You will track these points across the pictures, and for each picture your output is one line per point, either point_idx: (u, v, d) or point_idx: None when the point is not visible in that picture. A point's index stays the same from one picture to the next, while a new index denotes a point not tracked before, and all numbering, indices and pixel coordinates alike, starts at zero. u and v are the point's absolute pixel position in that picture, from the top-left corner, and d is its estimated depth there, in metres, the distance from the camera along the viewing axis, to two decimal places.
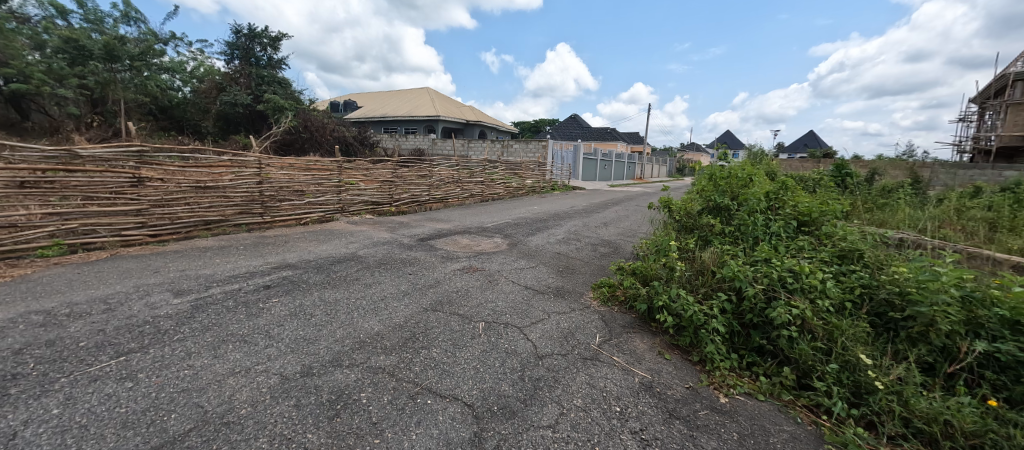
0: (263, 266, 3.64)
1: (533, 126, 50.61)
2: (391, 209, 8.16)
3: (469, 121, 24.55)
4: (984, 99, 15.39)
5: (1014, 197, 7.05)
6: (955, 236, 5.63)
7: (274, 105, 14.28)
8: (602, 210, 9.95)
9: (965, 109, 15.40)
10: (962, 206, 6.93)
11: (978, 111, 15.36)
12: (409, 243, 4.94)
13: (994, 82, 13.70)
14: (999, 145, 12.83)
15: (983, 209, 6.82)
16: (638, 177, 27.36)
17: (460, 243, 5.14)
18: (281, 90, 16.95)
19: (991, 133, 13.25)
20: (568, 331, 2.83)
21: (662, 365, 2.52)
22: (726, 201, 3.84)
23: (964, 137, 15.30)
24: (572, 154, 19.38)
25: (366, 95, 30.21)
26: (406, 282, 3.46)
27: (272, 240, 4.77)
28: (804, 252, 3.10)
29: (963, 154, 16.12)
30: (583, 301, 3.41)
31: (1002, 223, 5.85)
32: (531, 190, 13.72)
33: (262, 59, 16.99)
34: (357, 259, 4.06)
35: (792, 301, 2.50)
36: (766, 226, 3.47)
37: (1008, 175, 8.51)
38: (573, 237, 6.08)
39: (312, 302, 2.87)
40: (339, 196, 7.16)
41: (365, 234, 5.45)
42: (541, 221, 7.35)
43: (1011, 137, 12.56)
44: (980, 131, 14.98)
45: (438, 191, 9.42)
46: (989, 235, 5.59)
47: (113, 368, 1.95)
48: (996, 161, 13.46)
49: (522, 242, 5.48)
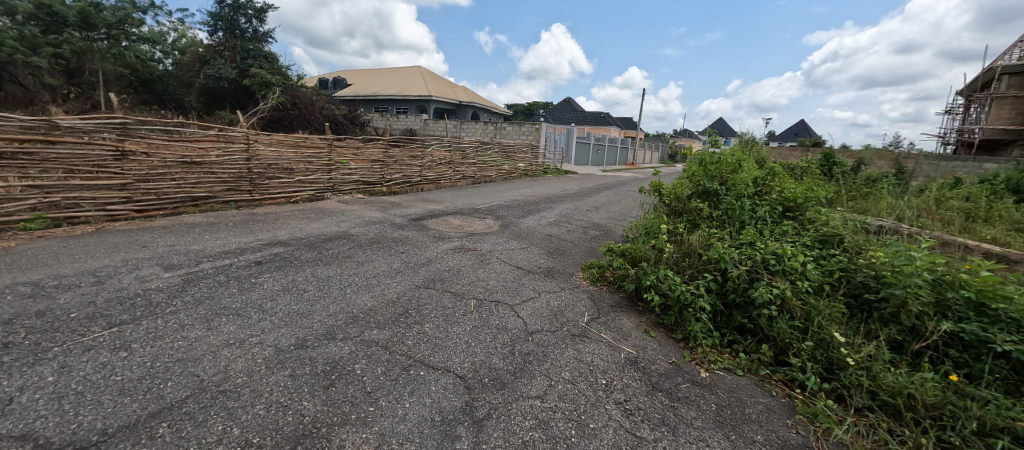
0: (254, 243, 3.63)
1: (525, 109, 50.26)
2: (382, 190, 8.12)
3: (462, 102, 24.18)
4: (971, 91, 15.71)
5: (991, 189, 7.31)
6: (933, 224, 5.83)
7: (260, 79, 13.85)
8: (593, 194, 10.03)
9: (952, 101, 15.71)
10: (942, 196, 7.16)
11: (964, 104, 15.72)
12: (401, 223, 4.95)
13: (982, 75, 13.96)
14: (982, 138, 13.18)
15: (961, 199, 7.06)
16: (630, 163, 27.53)
17: (452, 224, 5.16)
18: (268, 64, 16.49)
19: (975, 126, 13.63)
20: (557, 309, 2.91)
21: (647, 342, 2.61)
22: (715, 186, 3.91)
23: (949, 129, 15.70)
24: (565, 138, 19.32)
25: (357, 72, 29.59)
26: (398, 260, 3.49)
27: (263, 218, 4.73)
28: (787, 236, 3.22)
29: (946, 146, 16.52)
30: (572, 281, 3.49)
31: (978, 214, 6.08)
32: (522, 174, 13.70)
33: (247, 32, 16.48)
34: (349, 237, 4.06)
35: (774, 282, 2.60)
36: (752, 211, 3.56)
37: (987, 167, 8.77)
38: (564, 220, 6.13)
39: (305, 278, 2.90)
40: (329, 175, 7.11)
41: (357, 213, 5.43)
42: (533, 204, 7.40)
43: (994, 130, 12.94)
44: (965, 123, 15.37)
45: (430, 173, 9.39)
46: (964, 226, 5.81)
47: (106, 338, 1.96)
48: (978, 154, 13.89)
49: (514, 224, 5.53)
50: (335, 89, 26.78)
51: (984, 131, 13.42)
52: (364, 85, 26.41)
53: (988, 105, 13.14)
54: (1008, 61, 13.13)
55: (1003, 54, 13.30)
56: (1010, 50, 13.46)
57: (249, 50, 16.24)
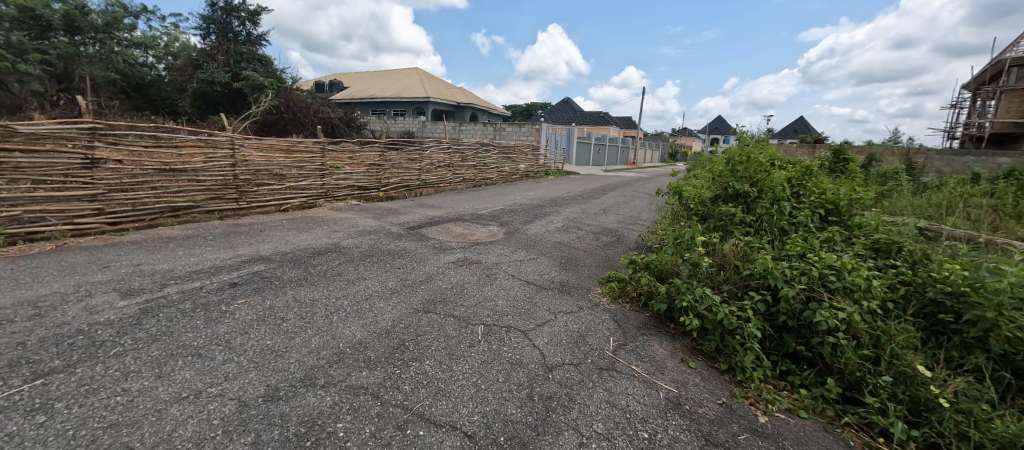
0: (232, 259, 3.23)
1: (523, 111, 50.03)
2: (378, 195, 7.74)
3: (460, 103, 23.82)
4: (977, 84, 15.38)
5: (1017, 184, 6.94)
6: (962, 224, 5.51)
7: (253, 82, 13.46)
8: (599, 196, 9.65)
9: (958, 95, 15.43)
10: (965, 193, 6.80)
11: (971, 97, 15.41)
12: (398, 232, 4.55)
13: (990, 68, 13.62)
14: (991, 132, 12.84)
15: (986, 196, 6.70)
16: (631, 162, 27.18)
17: (453, 233, 4.76)
18: (261, 67, 16.12)
19: (983, 120, 13.32)
20: (578, 335, 2.52)
21: (688, 376, 2.21)
22: (745, 187, 3.52)
23: (955, 124, 15.39)
24: (565, 138, 18.96)
25: (353, 75, 29.28)
26: (394, 278, 3.08)
27: (247, 229, 4.32)
28: (836, 245, 2.83)
29: (952, 141, 16.20)
30: (591, 298, 3.10)
31: (1009, 212, 5.72)
32: (523, 175, 13.33)
33: (240, 35, 16.14)
34: (340, 251, 3.66)
35: (836, 302, 2.20)
36: (791, 215, 3.17)
37: (1003, 162, 8.43)
38: (572, 225, 5.72)
39: (284, 304, 2.49)
40: (322, 180, 6.73)
41: (350, 221, 5.03)
42: (538, 208, 7.02)
43: (1003, 123, 12.60)
44: (972, 117, 15.06)
45: (428, 176, 9.01)
46: (997, 224, 5.46)
47: (24, 397, 1.56)
48: (987, 147, 13.55)
49: (520, 231, 5.13)
50: (331, 92, 26.45)
51: (992, 124, 13.10)
52: (360, 87, 26.04)
53: (998, 98, 12.84)
54: (1016, 53, 12.81)
55: (1010, 47, 12.98)
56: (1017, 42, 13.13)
57: (242, 53, 15.92)
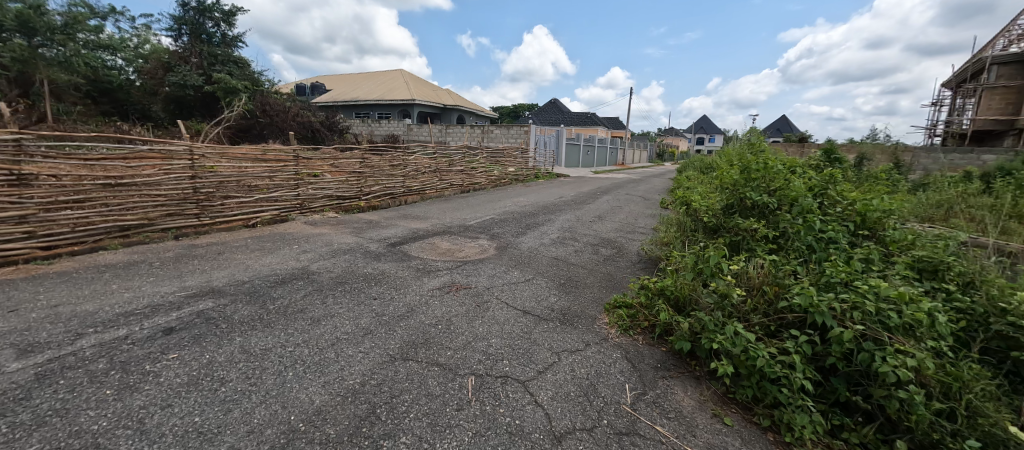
0: (175, 295, 2.73)
1: (510, 112, 49.68)
2: (360, 204, 7.23)
3: (446, 106, 23.33)
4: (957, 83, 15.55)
5: (1012, 185, 6.80)
6: (965, 226, 5.33)
7: (227, 86, 12.77)
8: (592, 200, 9.29)
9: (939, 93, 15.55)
10: (963, 194, 6.63)
11: (951, 95, 15.56)
12: (377, 251, 4.08)
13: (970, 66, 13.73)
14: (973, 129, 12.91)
15: (984, 197, 6.54)
16: (619, 163, 27.02)
17: (439, 250, 4.31)
18: (237, 70, 15.43)
19: (965, 118, 13.40)
20: (588, 385, 2.10)
21: (725, 438, 1.82)
22: (765, 198, 3.17)
23: (936, 121, 15.53)
24: (554, 140, 18.62)
25: (336, 77, 28.56)
26: (368, 313, 2.62)
27: (203, 252, 3.81)
28: (878, 266, 2.48)
29: (933, 138, 16.36)
30: (599, 331, 2.69)
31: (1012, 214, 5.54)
32: (513, 179, 12.92)
33: (214, 36, 15.44)
34: (308, 277, 3.19)
35: (899, 344, 1.84)
36: (820, 231, 2.82)
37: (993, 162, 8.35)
38: (568, 236, 5.32)
39: (228, 357, 2.02)
40: (296, 191, 6.21)
41: (324, 238, 4.55)
42: (530, 216, 6.61)
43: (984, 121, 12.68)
44: (953, 115, 15.20)
45: (413, 182, 8.52)
46: (1002, 224, 5.28)
47: None
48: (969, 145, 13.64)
49: (512, 245, 4.70)
50: (313, 94, 25.71)
51: (974, 122, 13.21)
52: (343, 90, 25.36)
53: (979, 95, 12.99)
54: (995, 51, 12.93)
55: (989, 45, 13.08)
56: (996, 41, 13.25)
57: (217, 55, 15.22)
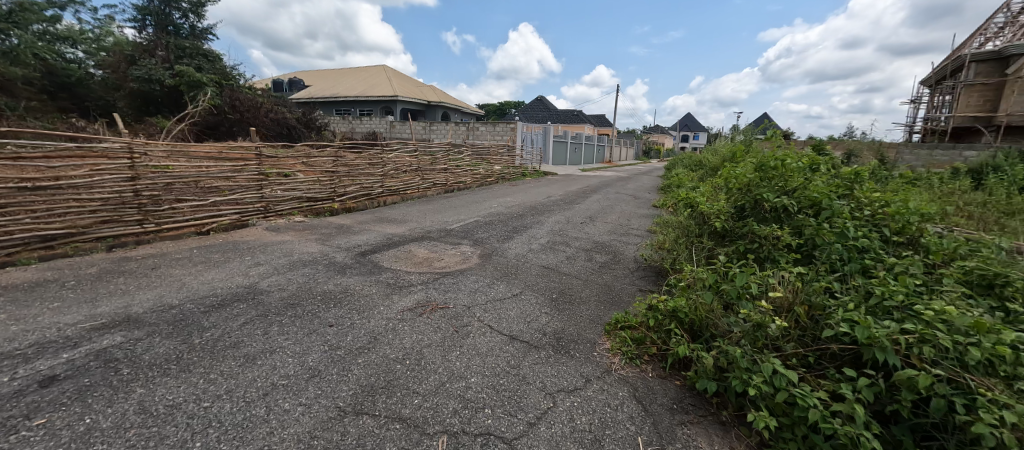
0: (77, 326, 2.20)
1: (497, 109, 49.15)
2: (334, 206, 6.68)
3: (430, 103, 22.69)
4: (936, 81, 15.67)
5: (1002, 185, 6.68)
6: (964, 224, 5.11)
7: (194, 80, 12.01)
8: (581, 200, 8.88)
9: (919, 91, 15.66)
10: (958, 192, 6.45)
11: (931, 93, 15.70)
12: (342, 262, 3.56)
13: (951, 64, 13.77)
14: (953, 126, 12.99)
15: (978, 195, 6.38)
16: (606, 161, 26.79)
17: (415, 260, 3.82)
18: (207, 63, 14.60)
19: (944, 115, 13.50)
20: (591, 440, 1.67)
21: None
22: (785, 201, 2.78)
23: (916, 119, 15.64)
24: (541, 137, 18.21)
25: (317, 73, 27.62)
26: (320, 345, 2.15)
27: (135, 266, 3.26)
28: (929, 282, 2.10)
29: (913, 135, 16.49)
30: (600, 360, 2.27)
31: (1011, 212, 5.35)
32: (499, 178, 12.45)
33: (182, 28, 14.58)
34: (255, 298, 2.68)
35: (987, 391, 1.44)
36: (851, 238, 2.45)
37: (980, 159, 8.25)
38: (559, 240, 4.90)
39: (117, 421, 1.53)
40: (260, 192, 5.63)
41: (285, 246, 4.02)
42: (517, 218, 6.17)
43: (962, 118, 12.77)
44: (932, 112, 15.33)
45: (392, 182, 7.98)
46: (1004, 220, 5.07)
47: None
48: (948, 141, 13.72)
49: (498, 252, 4.24)
50: (292, 90, 24.78)
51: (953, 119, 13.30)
52: (323, 86, 24.48)
53: (957, 92, 13.00)
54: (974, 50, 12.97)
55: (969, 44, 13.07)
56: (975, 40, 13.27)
57: (185, 48, 14.37)
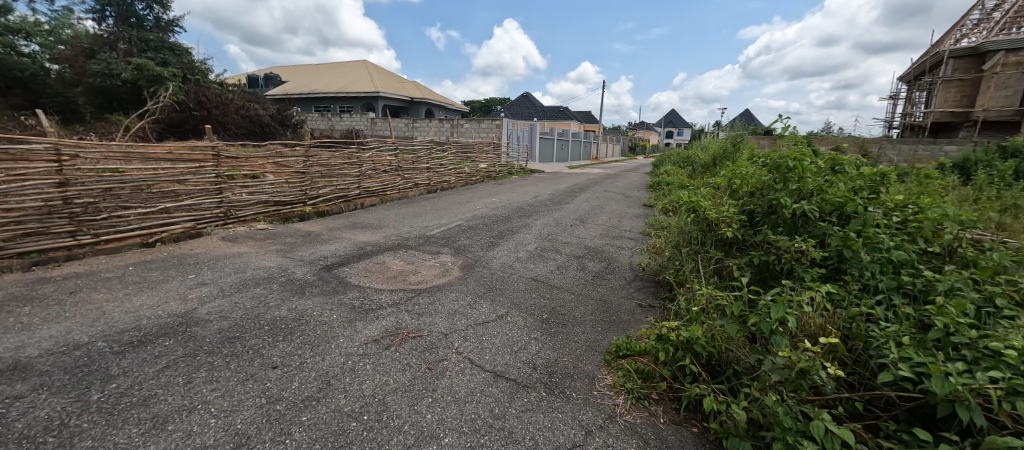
0: None
1: (483, 106, 48.51)
2: (305, 210, 6.17)
3: (413, 99, 22.05)
4: (916, 77, 15.79)
5: (991, 181, 6.56)
6: None
7: (154, 73, 11.43)
8: (569, 199, 8.54)
9: (898, 87, 15.76)
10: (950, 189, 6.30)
11: (909, 89, 15.83)
12: (302, 279, 3.11)
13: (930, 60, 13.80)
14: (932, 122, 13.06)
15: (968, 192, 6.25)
16: (593, 158, 26.55)
17: (387, 274, 3.38)
18: (174, 58, 13.76)
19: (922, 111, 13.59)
20: None
21: None
22: (805, 207, 2.44)
23: (895, 114, 15.77)
24: (527, 134, 17.81)
25: (295, 68, 26.63)
26: (257, 399, 1.72)
27: (52, 290, 2.76)
28: (988, 305, 1.77)
29: (891, 130, 16.65)
30: (603, 403, 1.90)
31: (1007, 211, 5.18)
32: (485, 176, 12.02)
33: (146, 20, 13.70)
34: (187, 331, 2.23)
35: None
36: (886, 251, 2.12)
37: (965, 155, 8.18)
38: (549, 246, 4.52)
39: None
40: (219, 197, 5.11)
41: (241, 260, 3.55)
42: (503, 221, 5.77)
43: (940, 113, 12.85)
44: (911, 108, 15.46)
45: (370, 183, 7.48)
46: (1001, 216, 4.91)
47: None
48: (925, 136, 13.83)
49: (481, 261, 3.84)
50: (268, 86, 23.82)
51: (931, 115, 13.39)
52: (301, 81, 23.58)
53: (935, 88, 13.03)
54: (953, 46, 12.98)
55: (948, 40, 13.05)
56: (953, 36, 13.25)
57: (149, 41, 13.51)
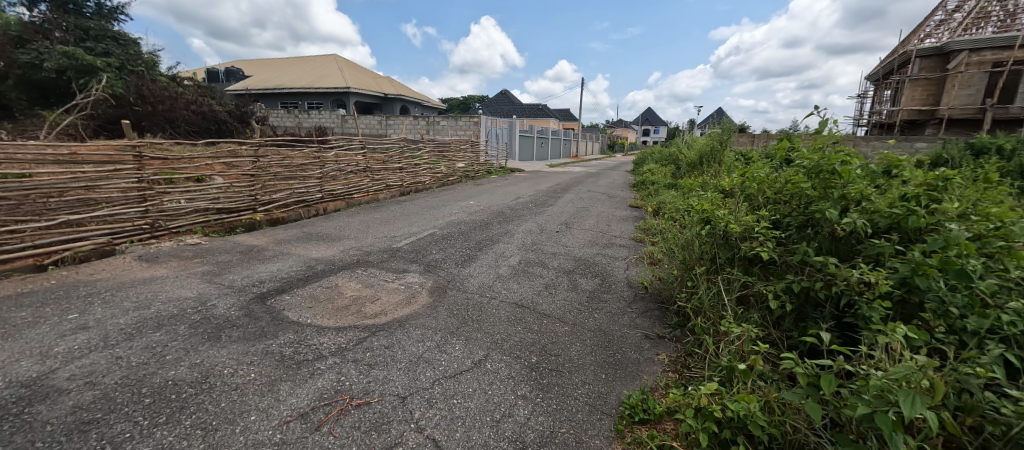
0: None
1: (460, 103, 47.49)
2: (256, 217, 5.40)
3: (387, 95, 21.13)
4: (883, 76, 16.05)
5: None
6: None
7: (85, 64, 10.39)
8: (552, 201, 8.01)
9: (866, 86, 15.98)
10: None
11: (877, 88, 16.07)
12: (223, 316, 2.42)
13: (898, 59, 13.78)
14: (902, 120, 13.19)
15: None
16: (573, 156, 26.19)
17: (337, 304, 2.72)
18: (118, 49, 12.50)
19: (892, 110, 13.75)
20: None
21: None
22: (858, 221, 1.94)
23: (864, 112, 15.99)
24: (506, 132, 17.21)
25: (260, 62, 25.18)
26: None
27: None
28: None
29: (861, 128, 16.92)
30: None
31: None
32: (462, 176, 11.36)
33: (85, 7, 12.36)
34: (23, 417, 1.54)
35: None
36: (979, 281, 1.63)
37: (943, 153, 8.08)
38: (535, 259, 3.95)
39: None
40: (145, 205, 4.32)
41: (151, 290, 2.82)
42: (481, 228, 5.17)
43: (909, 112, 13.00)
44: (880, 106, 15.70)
45: (335, 186, 6.73)
46: None
47: None
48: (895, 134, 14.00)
49: (455, 282, 3.23)
50: (229, 81, 22.38)
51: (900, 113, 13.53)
52: (266, 76, 22.23)
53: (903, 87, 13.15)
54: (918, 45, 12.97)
55: (916, 39, 13.13)
56: (919, 35, 13.30)
57: (89, 29, 12.16)
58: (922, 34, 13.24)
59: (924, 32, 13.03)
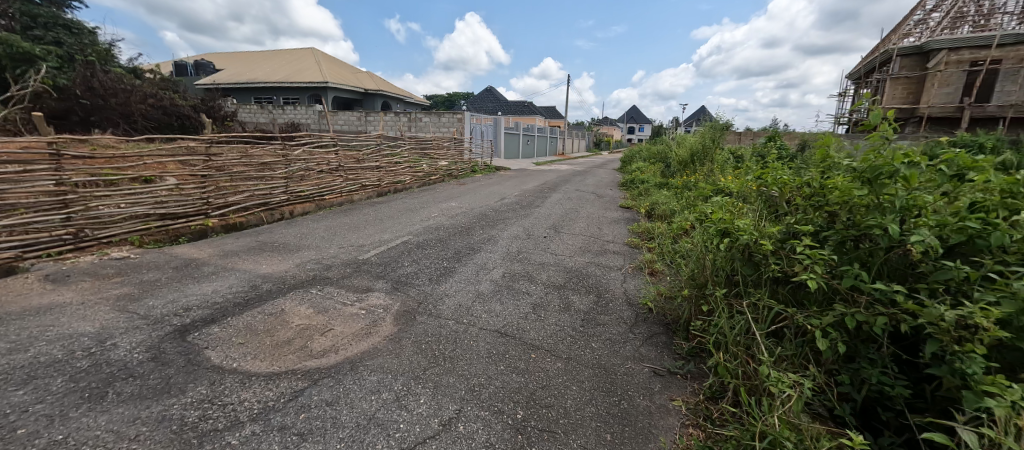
0: None
1: (445, 100, 46.60)
2: (208, 223, 4.78)
3: (367, 91, 20.35)
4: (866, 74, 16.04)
5: None
6: None
7: (26, 51, 9.40)
8: (539, 202, 7.55)
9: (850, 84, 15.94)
10: None
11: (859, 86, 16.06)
12: (121, 362, 1.89)
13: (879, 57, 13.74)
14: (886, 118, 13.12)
15: None
16: (560, 154, 25.80)
17: (277, 338, 2.19)
18: (70, 38, 11.52)
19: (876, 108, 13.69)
20: None
21: None
22: (933, 239, 1.50)
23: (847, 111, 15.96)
24: (491, 129, 16.68)
25: (233, 55, 24.02)
26: None
27: None
28: None
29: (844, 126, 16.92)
30: None
31: None
32: (445, 175, 10.81)
33: None
34: None
35: None
36: None
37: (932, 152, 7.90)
38: (522, 272, 3.48)
39: None
40: (67, 211, 3.69)
41: (41, 323, 2.24)
42: (462, 234, 4.67)
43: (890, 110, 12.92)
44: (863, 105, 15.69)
45: (303, 187, 6.11)
46: None
47: None
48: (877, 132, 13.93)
49: (427, 304, 2.73)
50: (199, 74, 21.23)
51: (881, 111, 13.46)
52: (239, 69, 21.18)
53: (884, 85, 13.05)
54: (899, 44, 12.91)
55: (898, 38, 13.08)
56: (901, 34, 13.25)
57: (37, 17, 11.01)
58: (903, 32, 13.17)
59: (906, 31, 12.96)
